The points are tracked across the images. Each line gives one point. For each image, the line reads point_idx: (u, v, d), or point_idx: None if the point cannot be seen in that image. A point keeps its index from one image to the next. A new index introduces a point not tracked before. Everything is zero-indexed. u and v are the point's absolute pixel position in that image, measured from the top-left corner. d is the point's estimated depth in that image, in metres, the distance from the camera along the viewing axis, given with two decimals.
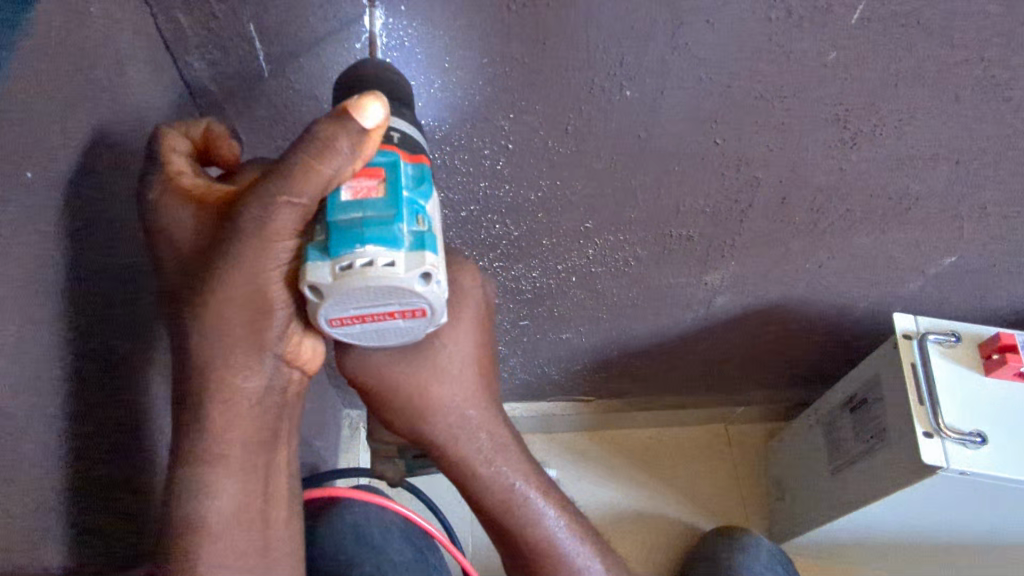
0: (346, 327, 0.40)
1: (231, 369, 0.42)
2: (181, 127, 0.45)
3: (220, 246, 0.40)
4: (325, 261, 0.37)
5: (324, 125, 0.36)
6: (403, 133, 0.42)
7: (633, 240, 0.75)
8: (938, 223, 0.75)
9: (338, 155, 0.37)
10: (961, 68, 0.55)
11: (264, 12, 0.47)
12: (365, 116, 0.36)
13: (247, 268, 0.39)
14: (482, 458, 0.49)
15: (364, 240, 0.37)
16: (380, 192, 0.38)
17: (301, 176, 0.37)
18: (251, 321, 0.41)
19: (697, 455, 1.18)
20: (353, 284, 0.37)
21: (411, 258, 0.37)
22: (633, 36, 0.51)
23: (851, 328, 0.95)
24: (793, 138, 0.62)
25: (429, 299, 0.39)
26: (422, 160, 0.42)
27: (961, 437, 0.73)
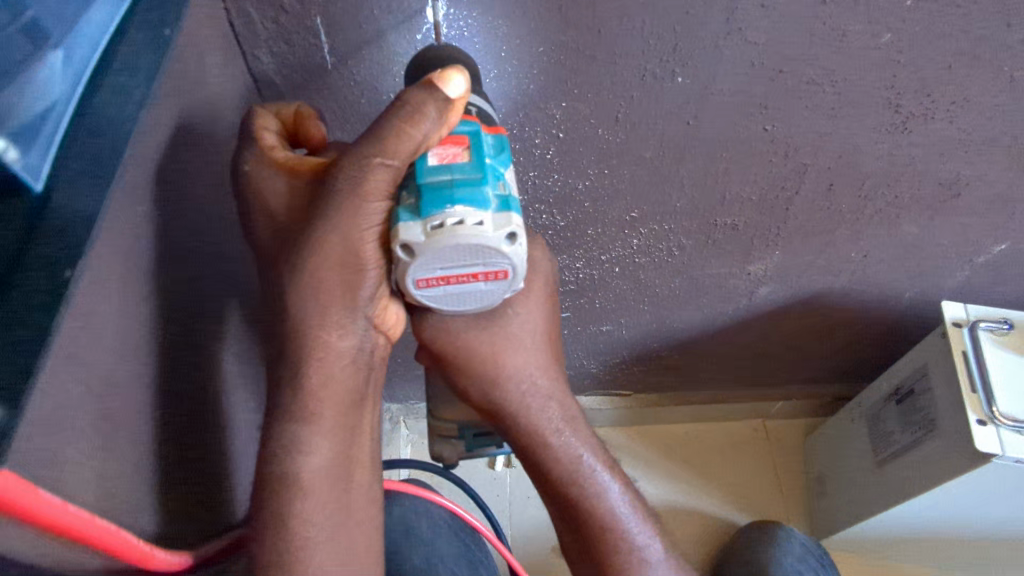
0: (430, 288, 0.41)
1: (327, 327, 0.43)
2: (273, 110, 0.49)
3: (314, 208, 0.42)
4: (417, 221, 0.39)
5: (413, 93, 0.40)
6: (479, 108, 0.46)
7: (678, 229, 0.75)
8: (989, 209, 0.74)
9: (428, 119, 0.40)
10: (1017, 48, 0.55)
11: (332, 5, 0.49)
12: (449, 85, 0.41)
13: (340, 226, 0.41)
14: (549, 429, 0.50)
15: (455, 200, 0.39)
16: (466, 157, 0.41)
17: (393, 138, 0.40)
18: (348, 277, 0.43)
19: (735, 450, 1.18)
20: (445, 242, 0.38)
21: (498, 219, 0.39)
22: (687, 23, 0.51)
23: (895, 319, 0.94)
24: (843, 124, 0.62)
25: (512, 258, 0.40)
26: (501, 132, 0.44)
27: (1016, 425, 0.72)
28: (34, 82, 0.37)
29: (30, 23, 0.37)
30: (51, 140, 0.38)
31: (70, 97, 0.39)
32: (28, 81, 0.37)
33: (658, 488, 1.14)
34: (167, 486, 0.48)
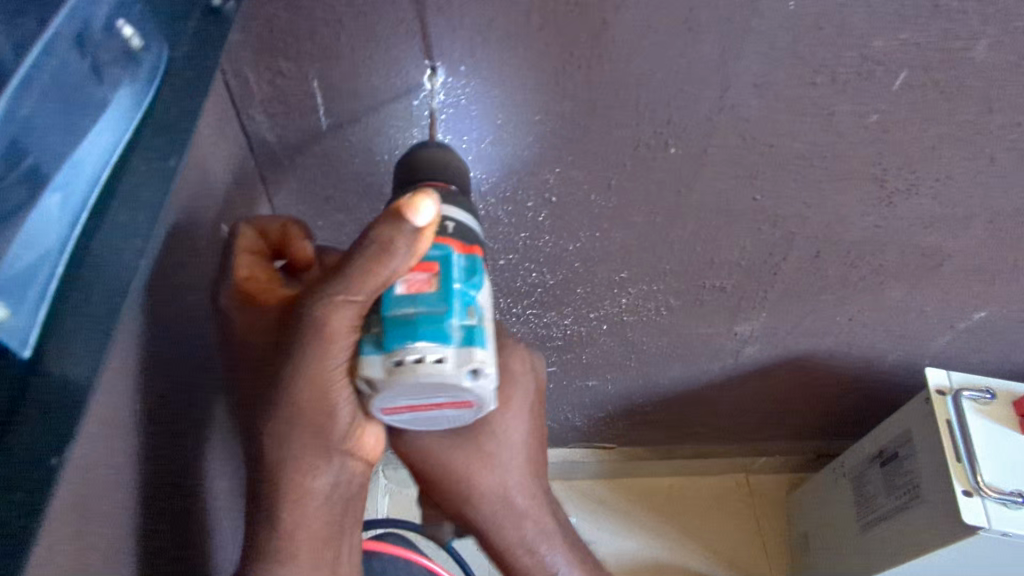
0: (397, 415, 0.41)
1: (302, 465, 0.42)
2: (259, 224, 0.48)
3: (283, 348, 0.40)
4: (379, 356, 0.39)
5: (378, 230, 0.36)
6: (457, 221, 0.42)
7: (667, 290, 0.75)
8: (969, 279, 0.75)
9: (395, 257, 0.36)
10: (997, 131, 0.57)
11: (330, 70, 0.49)
12: (418, 214, 0.35)
13: (309, 371, 0.39)
14: (525, 546, 0.49)
15: (417, 336, 0.38)
16: (432, 287, 0.39)
17: (357, 278, 0.37)
18: (317, 422, 0.41)
19: (718, 506, 1.16)
20: (406, 379, 0.38)
21: (461, 356, 0.38)
22: (682, 97, 0.52)
23: (877, 380, 0.95)
24: (831, 196, 0.63)
25: (477, 392, 0.39)
26: (474, 251, 0.41)
27: (1001, 497, 0.72)
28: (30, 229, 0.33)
29: (30, 169, 0.33)
30: (41, 299, 0.33)
31: (64, 246, 0.35)
32: (29, 237, 0.33)
33: (640, 545, 1.12)
34: (156, 561, 0.46)
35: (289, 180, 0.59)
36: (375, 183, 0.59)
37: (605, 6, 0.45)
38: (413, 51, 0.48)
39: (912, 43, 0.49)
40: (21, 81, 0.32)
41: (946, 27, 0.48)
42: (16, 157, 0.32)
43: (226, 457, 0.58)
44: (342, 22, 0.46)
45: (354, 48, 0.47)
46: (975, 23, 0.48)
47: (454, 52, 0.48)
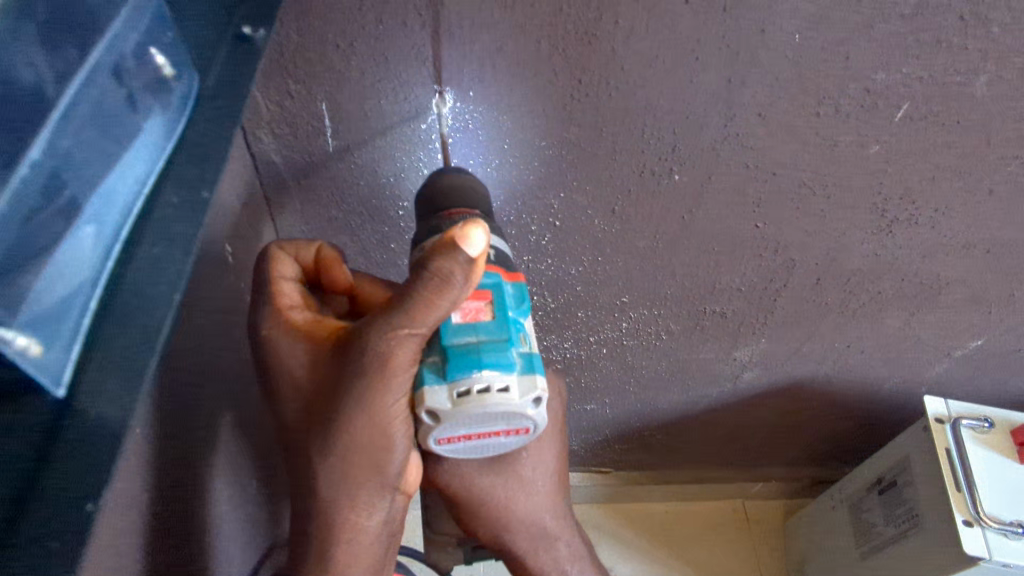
0: (452, 442, 0.44)
1: (358, 501, 0.44)
2: (296, 252, 0.50)
3: (343, 384, 0.41)
4: (443, 385, 0.41)
5: (437, 263, 0.38)
6: (497, 251, 0.47)
7: (668, 315, 0.75)
8: (966, 307, 0.76)
9: (455, 288, 0.38)
10: (996, 163, 0.58)
11: (339, 93, 0.49)
12: (470, 244, 0.37)
13: (370, 406, 0.41)
14: (557, 565, 0.56)
15: (481, 364, 0.41)
16: (488, 315, 0.43)
17: (419, 310, 0.39)
18: (373, 457, 0.43)
19: (715, 533, 1.15)
20: (472, 408, 0.41)
21: (523, 382, 0.41)
22: (688, 125, 0.53)
23: (875, 407, 0.95)
24: (831, 224, 0.64)
25: (535, 420, 0.42)
26: (518, 280, 0.46)
27: (1002, 527, 0.72)
28: (65, 262, 0.31)
29: (68, 201, 0.31)
30: (74, 336, 0.31)
31: (98, 280, 0.33)
32: (54, 271, 0.30)
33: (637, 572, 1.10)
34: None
35: (293, 201, 0.59)
36: (380, 204, 0.59)
37: (615, 35, 0.45)
38: (421, 75, 0.48)
39: (914, 76, 0.50)
40: (63, 107, 0.31)
41: (949, 61, 0.49)
42: (52, 185, 0.31)
43: (231, 482, 0.57)
44: (353, 45, 0.46)
45: (363, 71, 0.48)
46: (976, 58, 0.48)
47: (463, 77, 0.48)
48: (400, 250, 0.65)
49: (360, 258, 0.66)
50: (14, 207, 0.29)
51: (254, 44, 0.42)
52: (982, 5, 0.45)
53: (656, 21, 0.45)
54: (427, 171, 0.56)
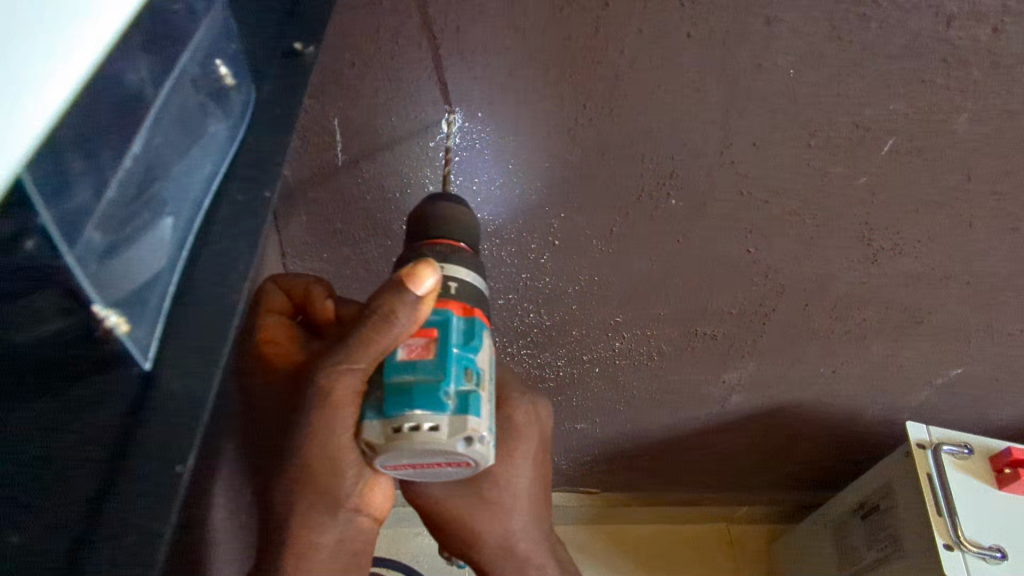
0: (397, 471, 0.43)
1: (313, 530, 0.43)
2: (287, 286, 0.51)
3: (292, 413, 0.42)
4: (379, 421, 0.41)
5: (380, 300, 0.41)
6: (462, 282, 0.45)
7: (659, 335, 0.77)
8: (946, 337, 0.78)
9: (396, 324, 0.41)
10: (976, 198, 0.60)
11: (351, 109, 0.50)
12: (418, 286, 0.40)
13: (318, 435, 0.42)
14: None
15: (413, 403, 0.40)
16: (431, 352, 0.42)
17: (360, 347, 0.41)
18: (326, 487, 0.43)
19: (700, 555, 1.15)
20: (402, 446, 0.40)
21: (454, 422, 0.40)
22: (686, 151, 0.55)
23: (858, 432, 0.97)
24: (819, 252, 0.66)
25: (473, 456, 0.41)
26: (476, 314, 0.44)
27: (981, 552, 0.74)
28: (142, 252, 0.32)
29: (156, 199, 0.33)
30: (157, 314, 0.31)
31: (174, 264, 0.32)
32: (132, 261, 0.32)
33: None
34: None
35: (300, 213, 0.60)
36: (385, 218, 0.61)
37: (619, 64, 0.48)
38: (433, 95, 0.50)
39: (901, 113, 0.53)
40: (155, 110, 0.33)
41: (932, 100, 0.52)
42: (144, 184, 0.33)
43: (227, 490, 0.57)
44: (369, 64, 0.48)
45: (377, 89, 0.49)
46: (957, 98, 0.51)
47: (472, 98, 0.50)
48: None
49: (363, 270, 0.67)
50: (121, 194, 0.31)
51: (304, 61, 0.38)
52: (963, 48, 0.48)
53: (660, 52, 0.47)
54: (432, 187, 0.58)
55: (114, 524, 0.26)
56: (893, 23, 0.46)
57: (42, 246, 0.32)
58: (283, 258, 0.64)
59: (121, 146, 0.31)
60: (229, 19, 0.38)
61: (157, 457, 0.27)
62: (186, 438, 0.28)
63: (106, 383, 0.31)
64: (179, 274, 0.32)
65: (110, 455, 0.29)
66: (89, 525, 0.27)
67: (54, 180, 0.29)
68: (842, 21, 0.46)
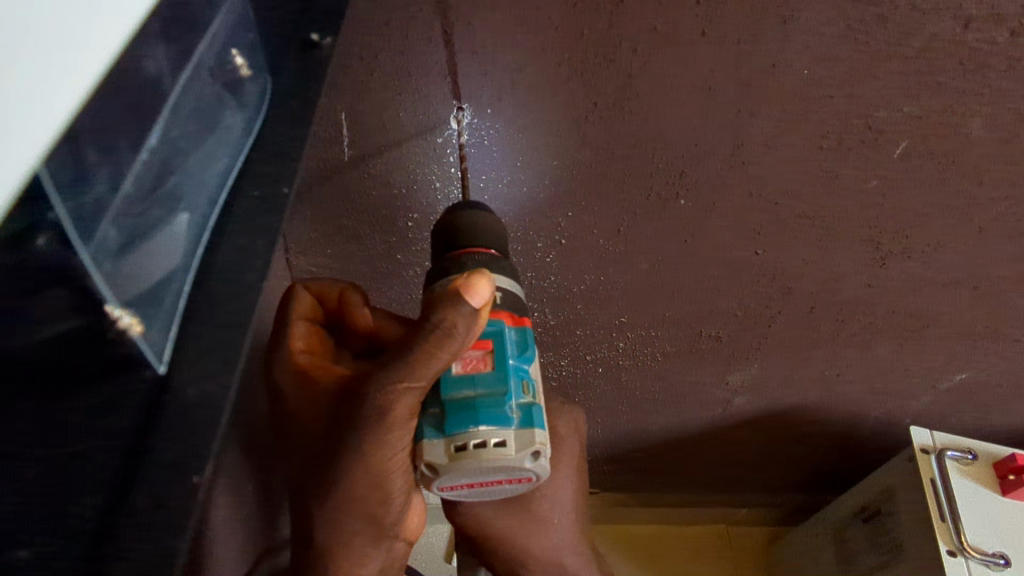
0: (452, 492, 0.43)
1: (353, 552, 0.44)
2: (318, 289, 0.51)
3: (340, 434, 0.41)
4: (441, 439, 0.41)
5: (439, 313, 0.39)
6: (506, 291, 0.45)
7: (663, 336, 0.76)
8: (951, 342, 0.78)
9: (457, 337, 0.39)
10: (987, 203, 0.60)
11: (359, 103, 0.50)
12: (474, 296, 0.39)
13: (368, 458, 0.41)
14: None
15: (478, 419, 0.40)
16: (488, 365, 0.42)
17: (419, 363, 0.39)
18: (372, 511, 0.43)
19: (699, 557, 1.15)
20: (469, 463, 0.40)
21: (521, 437, 0.41)
22: (696, 152, 0.54)
23: (860, 436, 0.97)
24: (827, 254, 0.66)
25: (536, 471, 0.41)
26: (525, 324, 0.45)
27: (984, 559, 0.74)
28: (157, 249, 0.32)
29: (170, 192, 0.33)
30: (173, 317, 0.30)
31: (189, 264, 0.32)
32: (152, 253, 0.32)
33: None
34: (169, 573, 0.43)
35: (304, 208, 0.59)
36: (391, 214, 0.60)
37: (631, 62, 0.47)
38: (442, 90, 0.49)
39: (914, 115, 0.52)
40: (171, 101, 0.33)
41: (946, 103, 0.51)
42: (161, 174, 0.33)
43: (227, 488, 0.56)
44: (377, 58, 0.47)
45: (384, 83, 0.49)
46: (972, 100, 0.51)
47: (482, 94, 0.50)
48: (407, 261, 0.65)
49: (367, 266, 0.66)
50: (138, 188, 0.32)
51: (320, 54, 0.37)
52: (979, 51, 0.47)
53: (672, 50, 0.46)
54: (439, 183, 0.57)
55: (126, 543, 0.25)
56: (910, 24, 0.45)
57: (56, 244, 0.31)
58: (287, 253, 0.63)
59: (137, 139, 0.32)
60: (246, 7, 0.38)
61: (174, 470, 0.27)
62: (204, 449, 0.27)
63: (111, 378, 0.30)
64: (196, 272, 0.31)
65: (121, 469, 0.27)
66: (97, 545, 0.25)
67: (72, 172, 0.30)
68: (858, 22, 0.45)
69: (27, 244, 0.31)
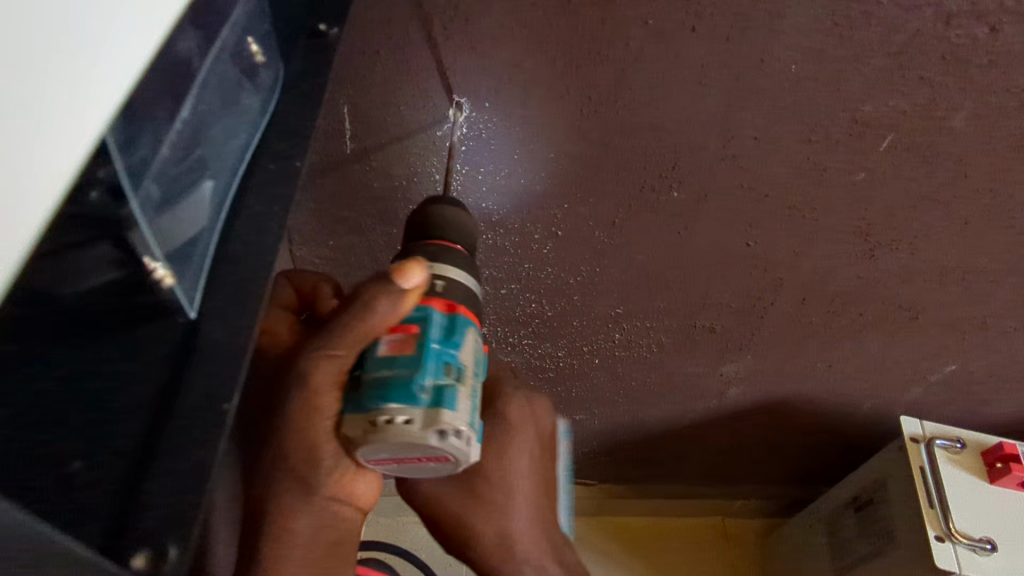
0: (381, 467, 0.42)
1: (304, 527, 0.42)
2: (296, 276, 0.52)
3: (275, 401, 0.42)
4: (360, 415, 0.40)
5: (367, 290, 0.41)
6: (447, 280, 0.45)
7: (658, 328, 0.78)
8: (940, 333, 0.80)
9: (380, 311, 0.40)
10: (972, 195, 0.62)
11: (362, 98, 0.51)
12: (407, 275, 0.40)
13: (298, 425, 0.41)
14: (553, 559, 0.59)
15: (387, 398, 0.39)
16: (411, 348, 0.41)
17: (341, 334, 0.41)
18: (310, 482, 0.42)
19: (696, 548, 1.17)
20: (381, 439, 0.39)
21: (427, 416, 0.39)
22: (689, 145, 0.56)
23: (853, 427, 0.98)
24: (818, 246, 0.67)
25: (449, 450, 0.40)
26: (460, 312, 0.44)
27: (972, 544, 0.75)
28: (184, 212, 0.33)
29: (197, 161, 0.34)
30: (200, 276, 0.32)
31: (215, 229, 0.33)
32: (178, 218, 0.32)
33: None
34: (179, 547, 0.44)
35: (308, 200, 0.60)
36: (391, 206, 0.62)
37: (625, 57, 0.49)
38: (442, 84, 0.51)
39: (899, 109, 0.54)
40: (198, 77, 0.34)
41: (930, 97, 0.53)
42: (190, 143, 0.34)
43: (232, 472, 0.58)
44: (379, 53, 0.48)
45: (386, 77, 0.50)
46: (956, 95, 0.52)
47: (480, 88, 0.51)
48: None
49: (368, 258, 0.68)
50: (172, 154, 0.32)
51: (327, 42, 0.40)
52: (961, 47, 0.49)
53: (664, 45, 0.48)
54: (438, 176, 0.59)
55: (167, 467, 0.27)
56: (893, 21, 0.47)
57: (105, 198, 0.30)
58: (289, 244, 0.65)
59: (173, 107, 0.32)
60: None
61: (205, 402, 0.29)
62: (231, 382, 0.29)
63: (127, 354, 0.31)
64: (218, 239, 0.33)
65: (153, 406, 0.29)
66: (139, 473, 0.28)
67: (123, 134, 0.29)
68: (843, 18, 0.47)
69: (78, 198, 0.30)
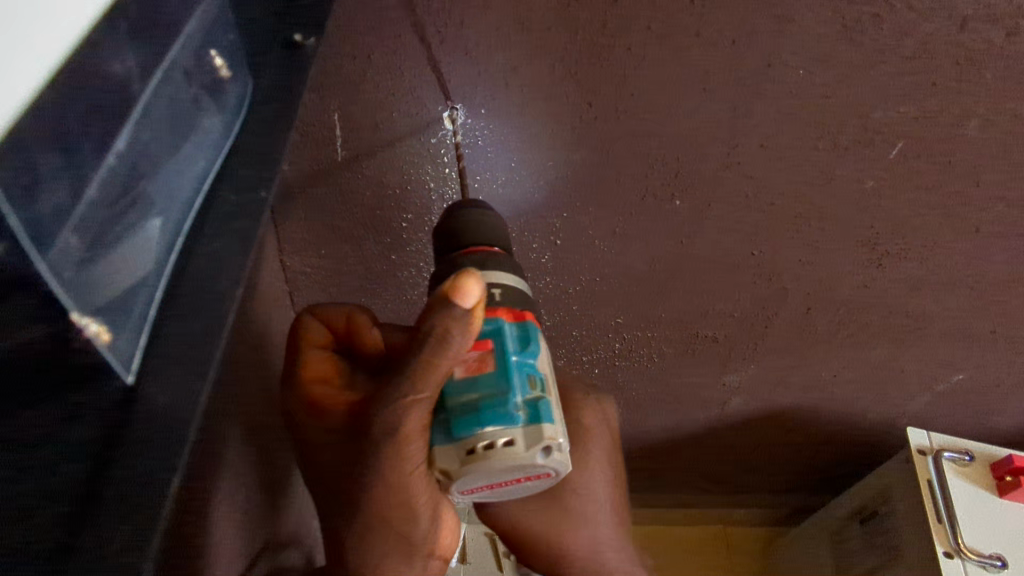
0: (475, 494, 0.43)
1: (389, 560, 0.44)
2: (327, 314, 0.50)
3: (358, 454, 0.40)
4: (452, 445, 0.40)
5: (430, 321, 0.37)
6: (502, 287, 0.43)
7: (659, 337, 0.76)
8: (946, 342, 0.78)
9: (452, 343, 0.38)
10: (984, 203, 0.60)
11: (352, 104, 0.49)
12: (464, 295, 0.37)
13: (387, 476, 0.40)
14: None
15: (483, 421, 0.39)
16: (489, 365, 0.40)
17: (418, 376, 0.38)
18: (398, 525, 0.42)
19: (697, 557, 1.15)
20: (482, 464, 0.39)
21: (530, 433, 0.39)
22: (692, 151, 0.54)
23: (857, 437, 0.96)
24: (824, 256, 0.65)
25: (552, 465, 0.40)
26: (526, 317, 0.43)
27: (981, 560, 0.73)
28: (126, 254, 0.32)
29: (138, 196, 0.32)
30: (143, 321, 0.31)
31: (161, 270, 0.33)
32: (121, 261, 0.32)
33: None
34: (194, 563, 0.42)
35: (298, 209, 0.58)
36: (386, 215, 0.60)
37: (626, 62, 0.47)
38: (435, 90, 0.49)
39: (910, 116, 0.52)
40: (144, 103, 0.32)
41: (941, 103, 0.51)
42: (129, 178, 0.32)
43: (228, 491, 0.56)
44: (371, 58, 0.47)
45: (379, 84, 0.48)
46: (970, 102, 0.50)
47: (476, 95, 0.49)
48: (404, 261, 0.65)
49: (361, 268, 0.66)
50: (104, 194, 0.30)
51: (304, 53, 0.40)
52: (976, 52, 0.47)
53: (667, 50, 0.46)
54: (433, 184, 0.57)
55: (97, 554, 0.25)
56: (905, 25, 0.45)
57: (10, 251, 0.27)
58: (281, 254, 0.63)
59: (107, 139, 0.30)
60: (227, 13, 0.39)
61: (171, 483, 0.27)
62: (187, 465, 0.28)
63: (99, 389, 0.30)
64: (167, 277, 0.33)
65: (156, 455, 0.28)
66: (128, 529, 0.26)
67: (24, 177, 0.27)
68: (854, 22, 0.45)
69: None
